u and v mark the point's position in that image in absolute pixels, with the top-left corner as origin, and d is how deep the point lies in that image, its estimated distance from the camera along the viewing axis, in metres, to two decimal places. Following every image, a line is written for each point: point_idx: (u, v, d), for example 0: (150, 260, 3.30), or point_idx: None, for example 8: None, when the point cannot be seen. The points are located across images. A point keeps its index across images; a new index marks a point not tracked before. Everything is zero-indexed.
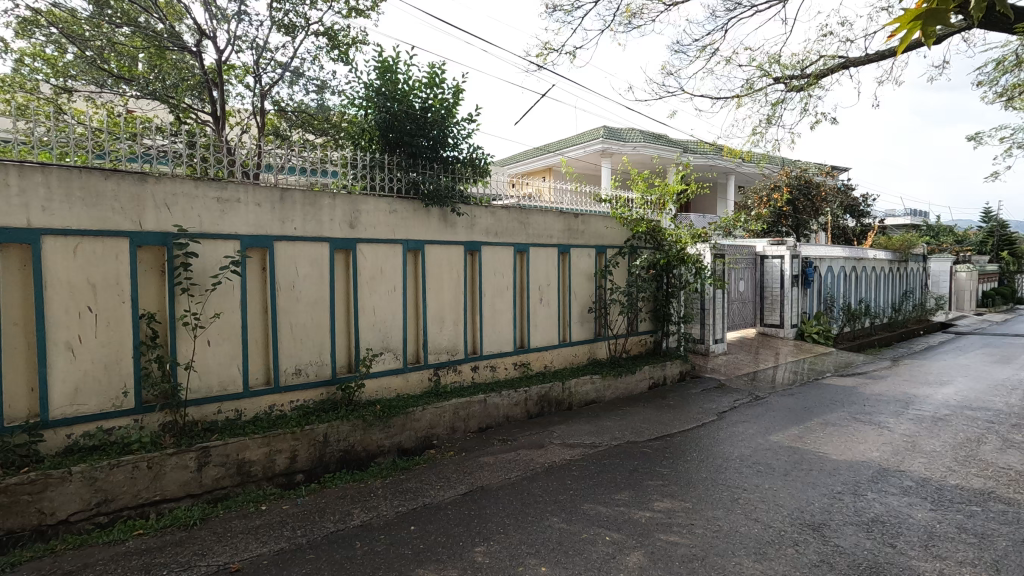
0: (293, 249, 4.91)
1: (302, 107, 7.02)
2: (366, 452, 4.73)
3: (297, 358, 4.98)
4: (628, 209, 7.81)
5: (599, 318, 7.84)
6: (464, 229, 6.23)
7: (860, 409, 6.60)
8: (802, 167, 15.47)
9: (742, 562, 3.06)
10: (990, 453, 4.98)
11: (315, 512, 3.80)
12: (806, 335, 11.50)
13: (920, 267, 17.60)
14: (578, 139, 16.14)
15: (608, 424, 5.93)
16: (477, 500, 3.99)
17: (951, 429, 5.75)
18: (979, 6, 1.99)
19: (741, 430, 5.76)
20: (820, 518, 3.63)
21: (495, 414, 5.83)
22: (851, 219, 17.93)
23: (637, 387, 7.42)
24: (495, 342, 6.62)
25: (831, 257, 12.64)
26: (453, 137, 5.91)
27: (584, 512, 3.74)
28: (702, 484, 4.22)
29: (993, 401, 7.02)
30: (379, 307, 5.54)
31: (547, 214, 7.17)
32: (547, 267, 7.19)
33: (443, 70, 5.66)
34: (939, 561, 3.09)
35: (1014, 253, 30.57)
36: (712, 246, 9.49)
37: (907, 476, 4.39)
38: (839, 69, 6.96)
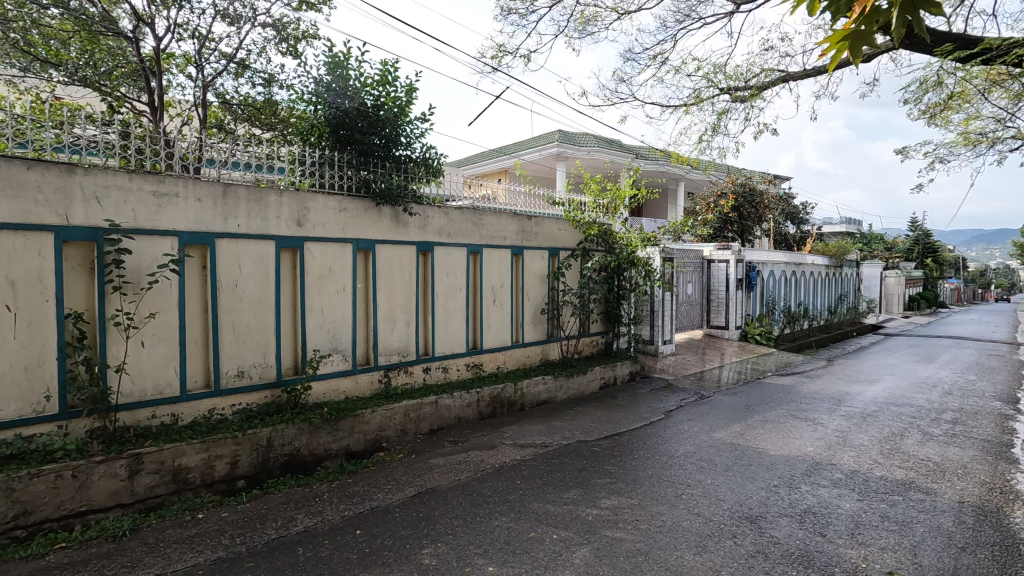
0: (236, 247, 4.74)
1: (248, 100, 6.78)
2: (313, 457, 4.61)
3: (240, 361, 4.80)
4: (580, 213, 7.95)
5: (552, 319, 7.93)
6: (417, 229, 6.17)
7: (797, 407, 6.94)
8: (746, 176, 16.12)
9: (683, 555, 3.16)
10: (913, 446, 5.32)
11: (255, 518, 3.67)
12: (749, 337, 11.98)
13: (855, 273, 18.68)
14: (534, 142, 16.29)
15: (560, 424, 6.00)
16: (426, 502, 3.95)
17: (878, 424, 6.12)
18: (901, 31, 2.14)
19: (686, 428, 5.94)
20: (757, 511, 3.79)
21: (447, 416, 5.80)
22: (791, 227, 18.73)
23: (588, 387, 7.55)
24: (448, 343, 6.58)
25: (773, 262, 13.21)
26: (406, 136, 5.85)
27: (532, 511, 3.77)
28: (647, 481, 4.33)
29: (916, 398, 7.52)
30: (327, 307, 5.41)
31: (501, 215, 7.18)
32: (500, 269, 7.21)
33: (395, 68, 5.59)
34: (864, 548, 3.28)
35: (937, 260, 32.91)
36: (661, 250, 9.74)
37: (837, 469, 4.64)
38: (779, 82, 7.29)
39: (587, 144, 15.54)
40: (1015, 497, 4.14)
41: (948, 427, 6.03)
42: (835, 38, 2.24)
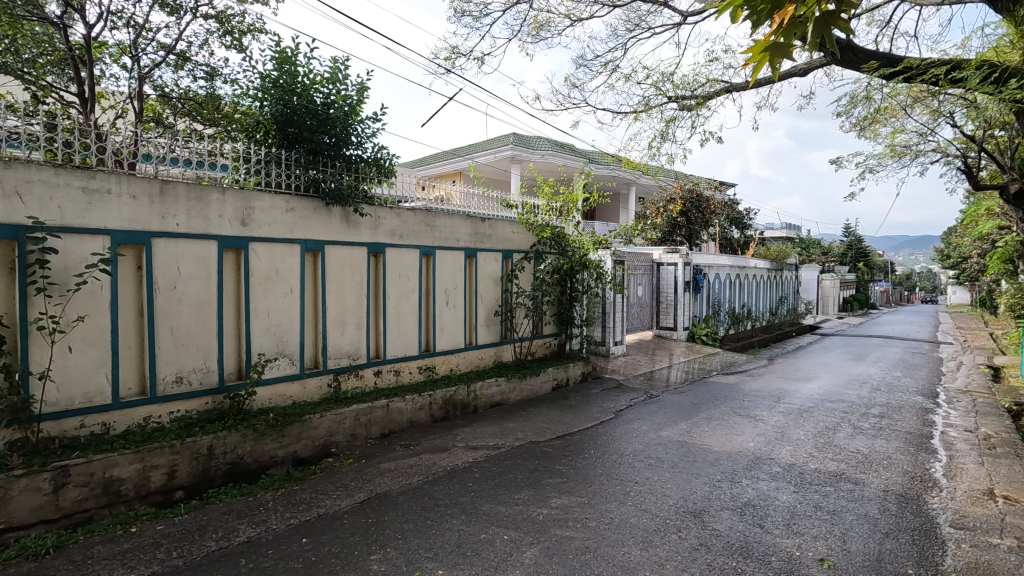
0: (175, 247, 4.53)
1: (189, 94, 6.49)
2: (257, 464, 4.45)
3: (179, 366, 4.58)
4: (533, 216, 8.02)
5: (505, 321, 7.96)
6: (368, 230, 6.07)
7: (740, 404, 7.23)
8: (694, 182, 16.67)
9: (630, 551, 3.23)
10: (844, 439, 5.64)
11: (194, 530, 3.52)
12: (696, 338, 12.38)
13: (794, 276, 19.63)
14: (488, 145, 16.32)
15: (512, 426, 6.03)
16: (375, 507, 3.89)
17: (813, 420, 6.46)
18: (817, 42, 2.33)
19: (635, 427, 6.09)
20: (701, 505, 3.93)
21: (399, 419, 5.73)
22: (736, 231, 19.46)
23: (541, 388, 7.62)
24: (400, 346, 6.50)
25: (718, 265, 13.72)
26: (357, 135, 5.76)
27: (484, 513, 3.77)
28: (597, 480, 4.41)
29: (848, 394, 7.98)
30: (273, 309, 5.25)
31: (454, 217, 7.15)
32: (454, 271, 7.19)
33: (346, 66, 5.50)
34: (798, 537, 3.46)
35: (868, 264, 35.03)
36: (613, 253, 9.94)
37: (776, 463, 4.86)
38: (723, 92, 7.59)
39: (541, 148, 15.70)
40: (933, 484, 4.46)
41: (876, 421, 6.43)
42: (757, 49, 2.40)
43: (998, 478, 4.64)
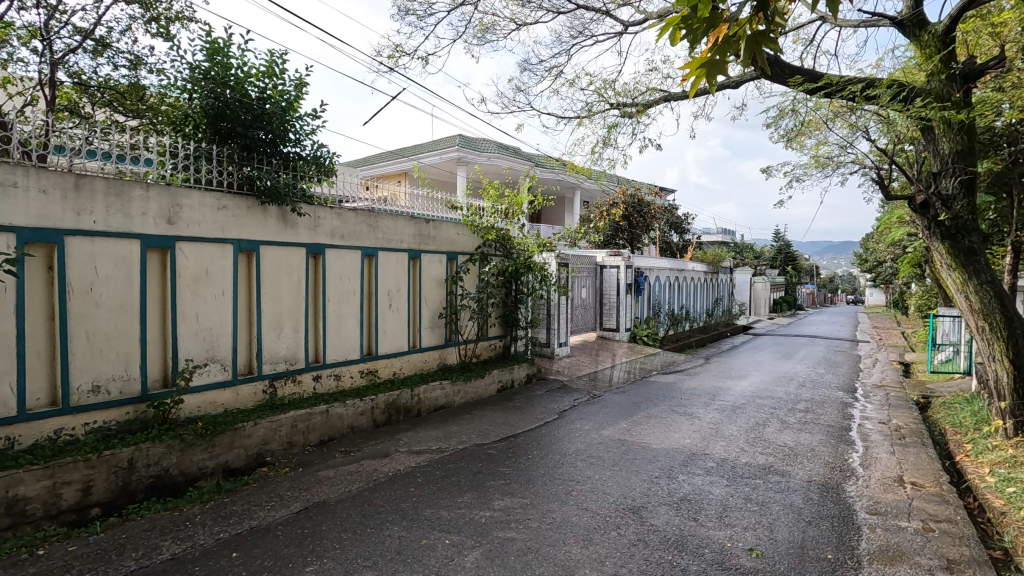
0: (91, 246, 4.22)
1: (109, 83, 6.07)
2: (184, 476, 4.20)
3: (96, 374, 4.27)
4: (478, 218, 8.02)
5: (450, 324, 7.91)
6: (307, 230, 5.87)
7: (678, 402, 7.49)
8: (636, 187, 17.16)
9: (571, 549, 3.28)
10: (773, 434, 5.95)
11: (111, 550, 3.28)
12: (638, 338, 12.72)
13: (728, 279, 20.53)
14: (433, 146, 16.18)
15: (456, 429, 5.99)
16: (312, 517, 3.75)
17: (745, 416, 6.78)
18: (749, 61, 2.43)
19: (578, 427, 6.19)
20: (639, 501, 4.04)
21: (339, 425, 5.57)
22: (675, 236, 20.09)
23: (486, 391, 7.61)
24: (341, 350, 6.32)
25: (658, 268, 14.17)
26: (295, 132, 5.56)
27: (426, 518, 3.72)
28: (540, 481, 4.45)
29: (777, 390, 8.43)
30: (202, 313, 4.98)
31: (397, 219, 7.04)
32: (397, 273, 7.07)
33: (283, 60, 5.30)
34: (730, 529, 3.61)
35: (796, 268, 37.19)
36: (557, 256, 10.08)
37: (710, 458, 5.06)
38: (662, 101, 7.85)
39: (487, 151, 15.72)
40: (851, 474, 4.77)
41: (801, 415, 6.82)
42: (694, 65, 2.47)
43: (907, 466, 5.02)
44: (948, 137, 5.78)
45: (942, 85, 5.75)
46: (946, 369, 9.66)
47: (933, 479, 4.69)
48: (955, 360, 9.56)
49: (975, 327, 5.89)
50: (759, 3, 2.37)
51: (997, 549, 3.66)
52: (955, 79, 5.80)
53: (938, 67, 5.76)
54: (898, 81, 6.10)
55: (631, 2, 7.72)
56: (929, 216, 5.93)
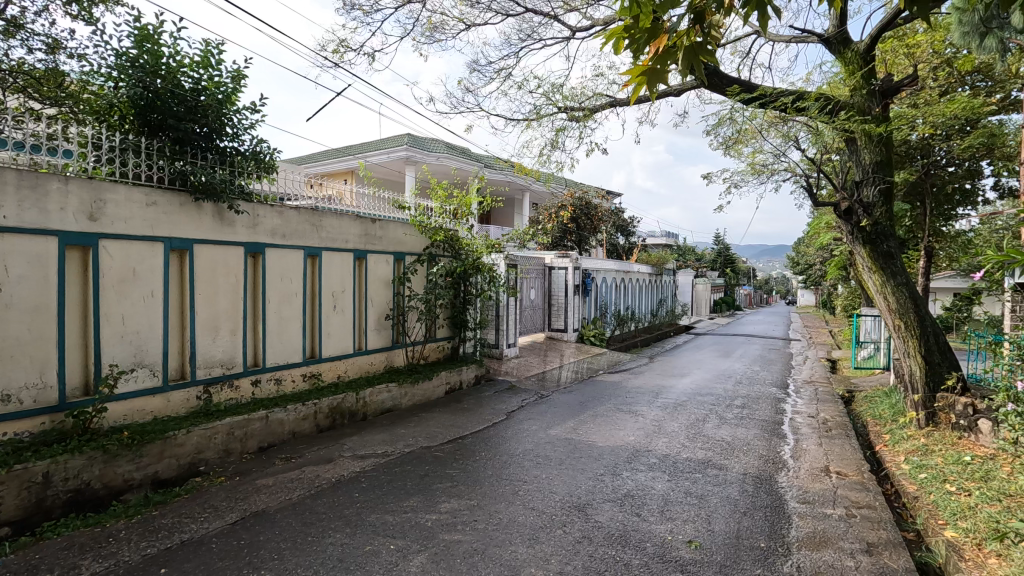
0: (1, 243, 3.89)
1: (23, 67, 5.61)
2: (108, 490, 3.94)
3: (6, 382, 3.94)
4: (426, 218, 7.92)
5: (397, 325, 7.78)
6: (245, 228, 5.63)
7: (624, 400, 7.67)
8: (583, 190, 17.45)
9: (516, 549, 3.29)
10: (713, 429, 6.19)
11: (23, 572, 3.03)
12: (585, 338, 12.94)
13: (672, 280, 21.21)
14: (381, 145, 15.90)
15: (403, 432, 5.90)
16: (249, 528, 3.60)
17: (687, 412, 7.02)
18: (687, 72, 2.52)
19: (526, 427, 6.23)
20: (585, 499, 4.11)
21: (279, 431, 5.37)
22: (621, 238, 20.56)
23: (433, 393, 7.53)
24: (281, 353, 6.10)
25: (605, 269, 14.47)
26: (233, 126, 5.34)
27: (370, 523, 3.64)
28: (487, 481, 4.45)
29: (716, 388, 8.77)
30: (129, 315, 4.69)
31: (343, 218, 6.87)
32: (341, 273, 6.89)
33: (220, 50, 5.07)
34: (671, 522, 3.73)
35: (734, 270, 38.85)
36: (505, 257, 10.08)
37: (653, 454, 5.21)
38: (608, 106, 8.03)
39: (436, 151, 15.59)
40: (782, 465, 5.03)
41: (738, 411, 7.14)
42: (636, 72, 2.54)
43: (833, 456, 5.34)
44: (868, 149, 6.21)
45: (863, 100, 6.16)
46: (868, 365, 10.35)
47: (856, 468, 5.01)
48: (876, 357, 10.29)
49: (892, 326, 6.32)
50: (697, 15, 2.45)
51: (910, 531, 3.95)
52: (875, 94, 6.23)
53: (860, 83, 6.15)
54: (825, 94, 6.50)
55: (578, 8, 7.87)
56: (852, 221, 6.31)
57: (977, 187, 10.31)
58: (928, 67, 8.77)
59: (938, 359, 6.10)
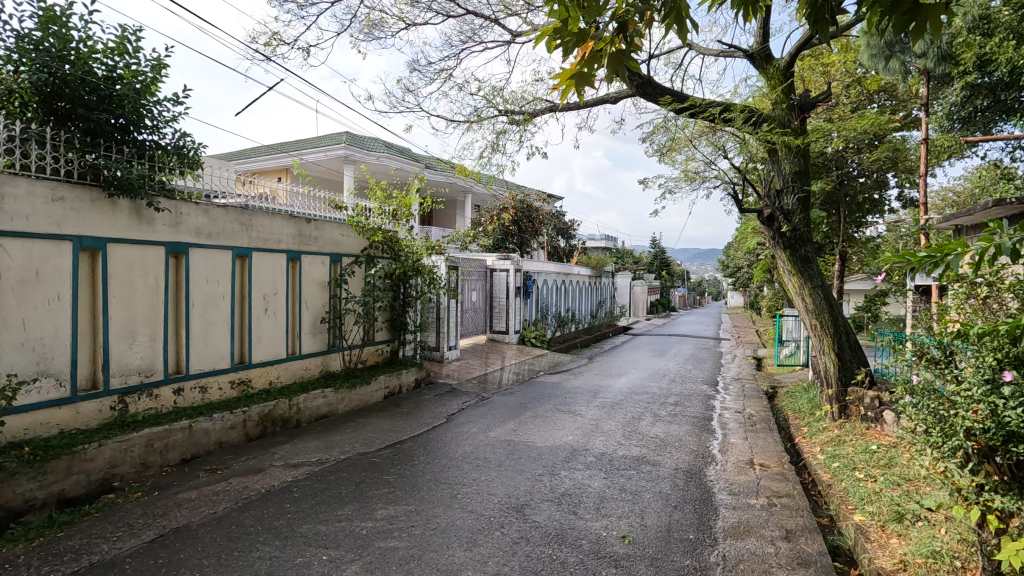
0: None
1: None
2: (4, 512, 3.60)
3: None
4: (365, 219, 7.74)
5: (333, 328, 7.57)
6: (166, 227, 5.30)
7: (563, 401, 7.79)
8: (525, 193, 17.62)
9: (454, 553, 3.27)
10: (647, 427, 6.40)
11: None
12: (527, 340, 13.07)
13: (611, 283, 21.76)
14: (318, 142, 15.42)
15: (339, 438, 5.73)
16: (168, 546, 3.39)
17: (623, 411, 7.23)
18: (613, 76, 2.61)
19: (466, 429, 6.20)
20: (524, 499, 4.14)
21: (204, 442, 5.08)
22: (562, 240, 20.89)
23: (372, 397, 7.37)
24: (207, 359, 5.78)
25: (546, 271, 14.67)
26: (152, 118, 5.02)
27: (302, 534, 3.51)
28: (425, 486, 4.40)
29: (652, 386, 9.08)
30: (31, 320, 4.31)
31: (275, 217, 6.60)
32: (273, 275, 6.62)
33: (137, 37, 4.77)
34: (606, 519, 3.82)
35: (670, 273, 40.34)
36: (446, 258, 10.02)
37: (590, 453, 5.33)
38: (547, 111, 8.15)
39: (375, 150, 15.29)
40: (711, 459, 5.27)
41: (671, 409, 7.41)
42: (565, 76, 2.61)
43: (757, 449, 5.65)
44: (788, 159, 6.63)
45: (783, 113, 6.56)
46: (790, 362, 11.02)
47: (777, 459, 5.32)
48: (797, 354, 10.97)
49: (809, 324, 6.76)
50: (620, 23, 2.53)
51: (825, 517, 4.26)
52: (794, 108, 6.66)
53: (781, 98, 6.55)
54: (750, 107, 6.86)
55: (518, 12, 7.94)
56: (774, 227, 6.75)
57: (884, 197, 11.20)
58: (842, 85, 9.46)
59: (850, 355, 6.57)
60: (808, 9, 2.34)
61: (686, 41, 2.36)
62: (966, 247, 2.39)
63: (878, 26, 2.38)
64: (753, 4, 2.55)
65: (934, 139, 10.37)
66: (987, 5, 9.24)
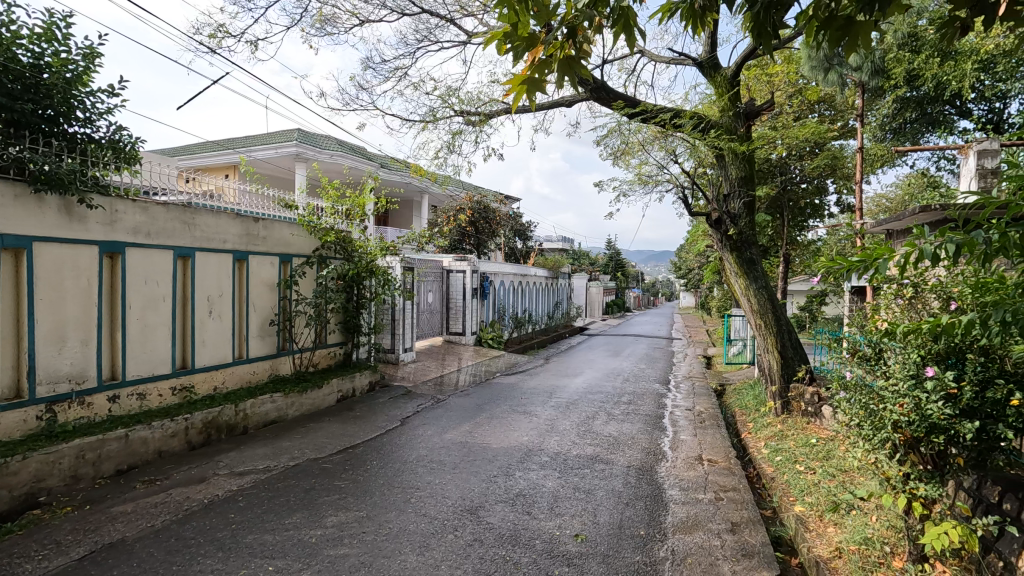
0: None
1: None
2: None
3: None
4: (316, 218, 7.55)
5: (282, 331, 7.34)
6: (101, 226, 5.01)
7: (519, 402, 7.82)
8: (482, 194, 17.59)
9: (405, 558, 3.23)
10: (601, 426, 6.50)
11: None
12: (483, 341, 13.05)
13: (567, 284, 21.98)
14: (268, 139, 14.95)
15: (288, 444, 5.56)
16: (100, 563, 3.20)
17: (578, 410, 7.32)
18: (564, 81, 2.63)
19: (421, 433, 6.13)
20: (478, 501, 4.12)
21: (141, 451, 4.83)
22: (519, 242, 20.96)
23: (323, 402, 7.18)
24: (146, 365, 5.50)
25: (503, 273, 14.71)
26: (85, 109, 4.75)
27: (246, 545, 3.38)
28: (378, 491, 4.32)
29: (606, 386, 9.22)
30: None
31: (220, 215, 6.34)
32: (219, 276, 6.37)
33: (68, 23, 4.49)
34: (559, 518, 3.85)
35: (624, 274, 41.12)
36: (401, 259, 9.88)
37: (545, 453, 5.36)
38: (503, 112, 8.17)
39: (329, 148, 14.94)
40: (662, 456, 5.41)
41: (624, 408, 7.55)
42: (516, 81, 2.60)
43: (705, 445, 5.83)
44: (735, 164, 6.88)
45: (729, 121, 6.80)
46: (737, 361, 11.43)
47: (724, 455, 5.51)
48: (743, 353, 11.39)
49: (754, 324, 7.02)
50: (570, 30, 2.56)
51: (768, 509, 4.45)
52: (740, 116, 6.91)
53: (727, 105, 6.80)
54: (699, 113, 7.09)
55: (473, 13, 7.95)
56: (721, 231, 6.99)
57: (824, 202, 11.78)
58: (785, 95, 9.90)
59: (791, 353, 6.87)
60: (751, 23, 2.43)
61: (636, 50, 2.43)
62: (892, 252, 2.55)
63: (814, 41, 2.50)
64: (699, 18, 2.64)
65: (868, 148, 10.97)
66: (915, 23, 9.87)
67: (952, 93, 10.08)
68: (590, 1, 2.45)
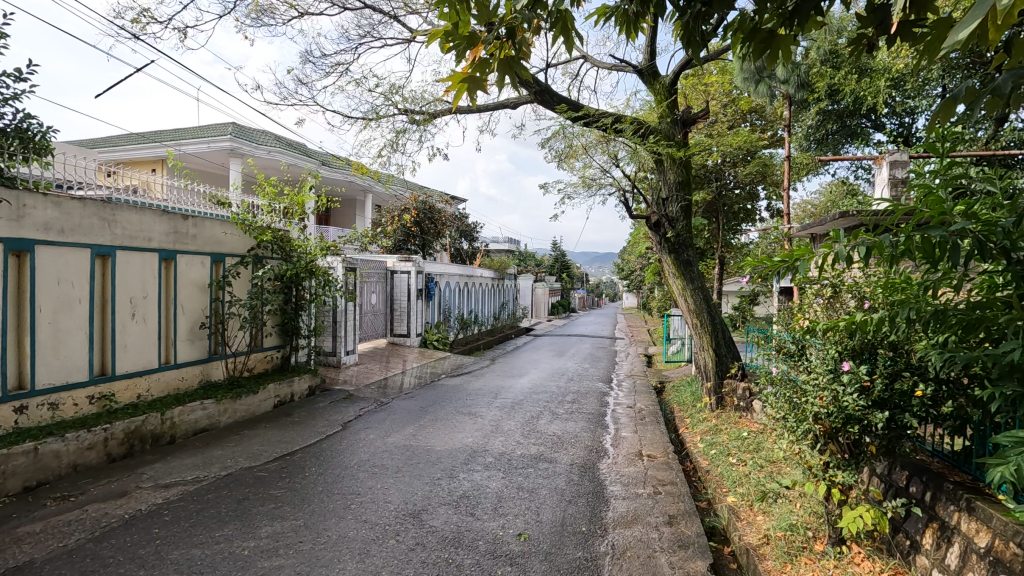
0: None
1: None
2: None
3: None
4: (251, 216, 7.19)
5: (214, 335, 6.98)
6: (5, 222, 4.59)
7: (464, 403, 7.78)
8: (428, 194, 17.38)
9: (344, 567, 3.14)
10: (545, 425, 6.56)
11: None
12: (428, 343, 12.91)
13: (513, 285, 22.08)
14: (200, 133, 14.20)
15: (220, 453, 5.29)
16: None
17: (523, 410, 7.37)
18: (503, 80, 2.60)
19: (362, 437, 5.98)
20: (420, 505, 4.07)
21: (53, 466, 4.46)
22: (465, 242, 20.84)
23: (258, 407, 6.88)
24: (59, 371, 5.09)
25: (449, 274, 14.60)
26: None
27: (172, 562, 3.20)
28: (317, 498, 4.19)
29: (550, 385, 9.33)
30: None
31: (144, 212, 5.96)
32: (142, 276, 5.98)
33: None
34: (502, 518, 3.86)
35: (569, 275, 41.73)
36: (342, 260, 9.60)
37: (489, 454, 5.36)
38: (448, 112, 8.11)
39: (266, 144, 14.36)
40: (604, 453, 5.53)
41: (568, 407, 7.67)
42: (455, 79, 2.56)
43: (645, 441, 6.01)
44: (673, 169, 7.12)
45: (667, 127, 7.03)
46: (676, 359, 11.84)
47: (663, 450, 5.69)
48: (681, 351, 11.81)
49: (690, 323, 7.29)
50: (509, 31, 2.55)
51: (703, 500, 4.64)
52: (677, 123, 7.15)
53: (666, 112, 7.04)
54: (639, 119, 7.31)
55: (417, 10, 7.85)
56: (660, 233, 7.22)
57: (755, 207, 12.41)
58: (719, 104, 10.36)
59: (725, 350, 7.18)
60: (682, 31, 2.52)
61: (575, 53, 2.46)
62: (811, 255, 2.72)
63: (739, 51, 2.64)
64: (633, 24, 2.70)
65: (795, 157, 11.65)
66: (836, 41, 10.58)
67: (868, 107, 10.88)
68: (529, 3, 2.45)
